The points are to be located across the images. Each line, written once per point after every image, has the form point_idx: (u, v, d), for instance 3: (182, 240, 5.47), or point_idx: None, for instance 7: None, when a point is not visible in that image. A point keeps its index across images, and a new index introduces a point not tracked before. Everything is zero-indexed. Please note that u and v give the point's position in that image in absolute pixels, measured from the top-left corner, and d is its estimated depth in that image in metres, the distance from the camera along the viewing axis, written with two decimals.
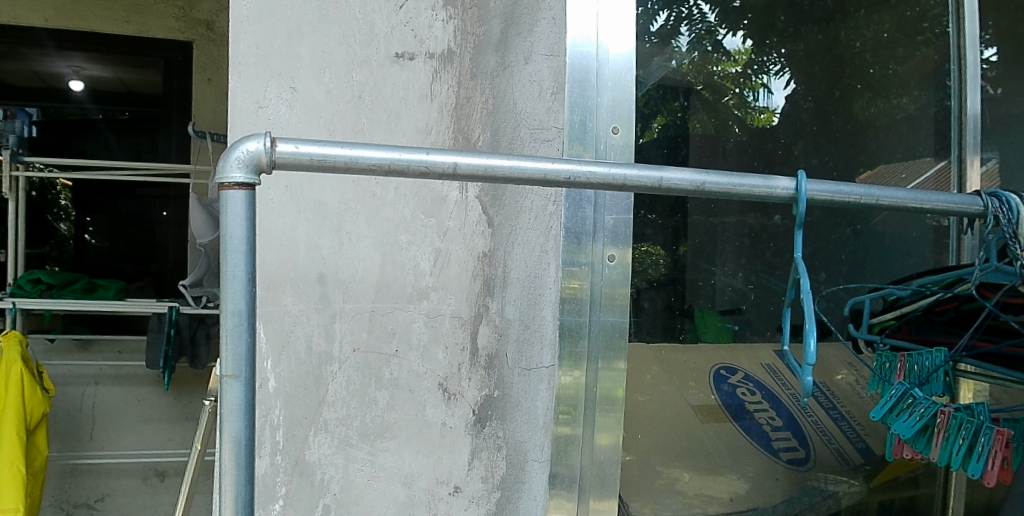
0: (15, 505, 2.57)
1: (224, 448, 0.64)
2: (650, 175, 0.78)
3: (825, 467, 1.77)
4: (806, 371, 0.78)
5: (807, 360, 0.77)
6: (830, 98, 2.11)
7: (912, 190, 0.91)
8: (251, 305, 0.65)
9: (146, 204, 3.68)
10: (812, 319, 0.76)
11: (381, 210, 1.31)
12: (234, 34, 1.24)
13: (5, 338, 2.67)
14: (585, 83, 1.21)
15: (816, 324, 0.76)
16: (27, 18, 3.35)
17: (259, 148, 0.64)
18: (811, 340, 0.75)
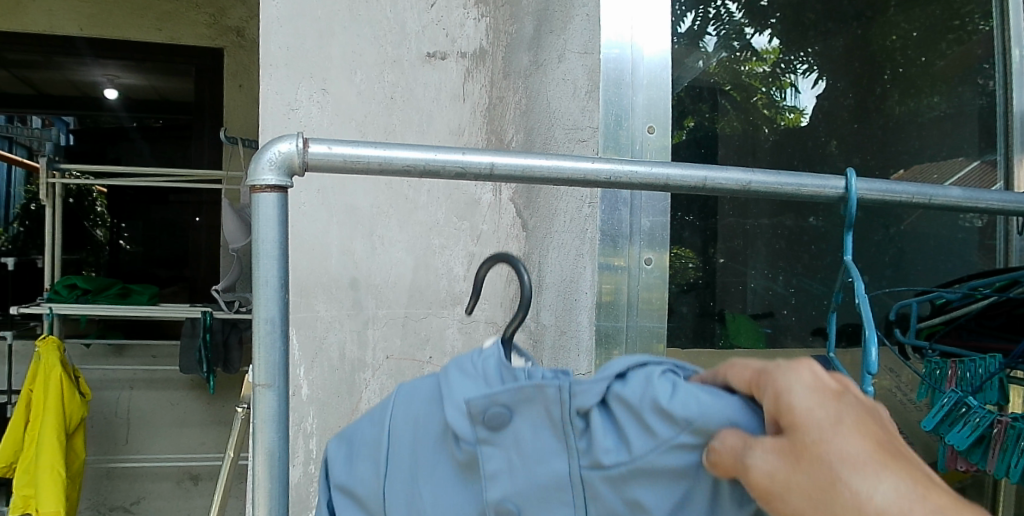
0: (56, 508, 2.62)
1: (258, 459, 0.62)
2: (694, 175, 0.75)
3: None
4: (866, 381, 0.74)
5: (867, 370, 0.72)
6: (871, 95, 1.97)
7: (966, 189, 0.86)
8: (285, 312, 0.62)
9: (180, 209, 3.74)
10: (870, 326, 0.72)
11: (414, 213, 1.29)
12: (265, 34, 1.23)
13: (44, 343, 2.71)
14: (620, 80, 1.18)
15: (875, 330, 0.72)
16: (63, 28, 3.42)
17: (291, 148, 0.61)
18: (869, 348, 0.71)
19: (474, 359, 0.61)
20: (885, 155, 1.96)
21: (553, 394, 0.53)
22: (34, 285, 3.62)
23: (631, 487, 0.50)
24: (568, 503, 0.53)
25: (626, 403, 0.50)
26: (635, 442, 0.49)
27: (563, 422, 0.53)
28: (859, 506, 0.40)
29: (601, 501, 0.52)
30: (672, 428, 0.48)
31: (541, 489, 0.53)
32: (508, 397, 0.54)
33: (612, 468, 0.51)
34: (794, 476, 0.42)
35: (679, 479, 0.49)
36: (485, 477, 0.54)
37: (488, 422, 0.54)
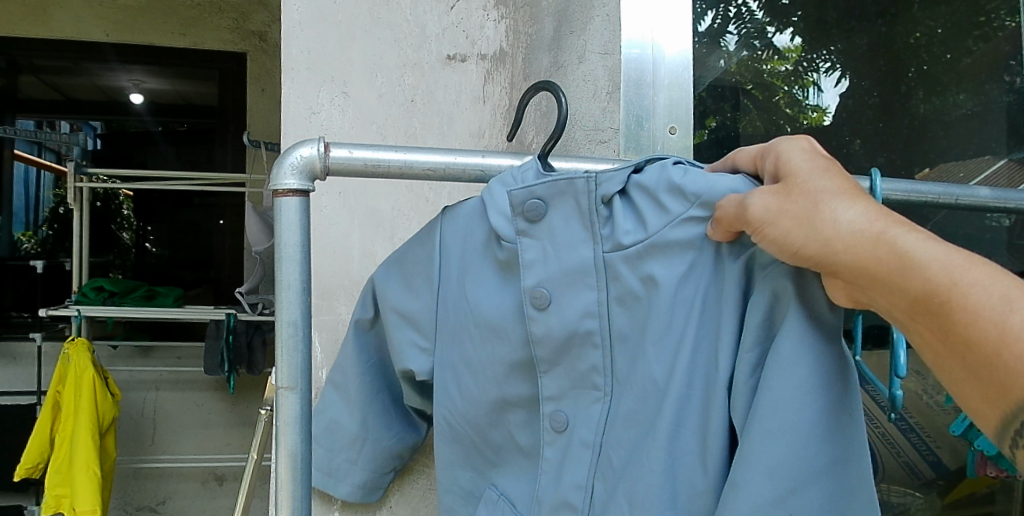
0: (92, 507, 2.68)
1: (281, 460, 0.62)
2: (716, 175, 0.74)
3: (893, 482, 1.62)
4: (894, 385, 0.72)
5: (896, 374, 0.70)
6: (894, 93, 1.93)
7: (992, 189, 0.84)
8: (307, 315, 0.63)
9: (205, 212, 3.82)
10: None
11: (434, 216, 1.29)
12: (286, 39, 1.25)
13: (73, 346, 2.78)
14: (640, 80, 1.16)
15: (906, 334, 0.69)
16: (90, 33, 3.52)
17: (313, 153, 0.62)
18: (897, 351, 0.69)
19: (514, 173, 0.76)
20: (910, 152, 1.93)
21: (581, 187, 0.72)
22: (62, 287, 3.69)
23: (642, 257, 0.69)
24: (591, 284, 0.72)
25: (645, 190, 0.70)
26: (649, 219, 0.69)
27: (591, 211, 0.72)
28: (832, 220, 0.55)
29: (619, 276, 0.71)
30: (681, 205, 0.67)
31: (567, 273, 0.72)
32: (544, 192, 0.74)
33: (630, 247, 0.70)
34: (786, 206, 0.57)
35: (686, 248, 0.67)
36: (524, 265, 0.74)
37: (527, 214, 0.74)
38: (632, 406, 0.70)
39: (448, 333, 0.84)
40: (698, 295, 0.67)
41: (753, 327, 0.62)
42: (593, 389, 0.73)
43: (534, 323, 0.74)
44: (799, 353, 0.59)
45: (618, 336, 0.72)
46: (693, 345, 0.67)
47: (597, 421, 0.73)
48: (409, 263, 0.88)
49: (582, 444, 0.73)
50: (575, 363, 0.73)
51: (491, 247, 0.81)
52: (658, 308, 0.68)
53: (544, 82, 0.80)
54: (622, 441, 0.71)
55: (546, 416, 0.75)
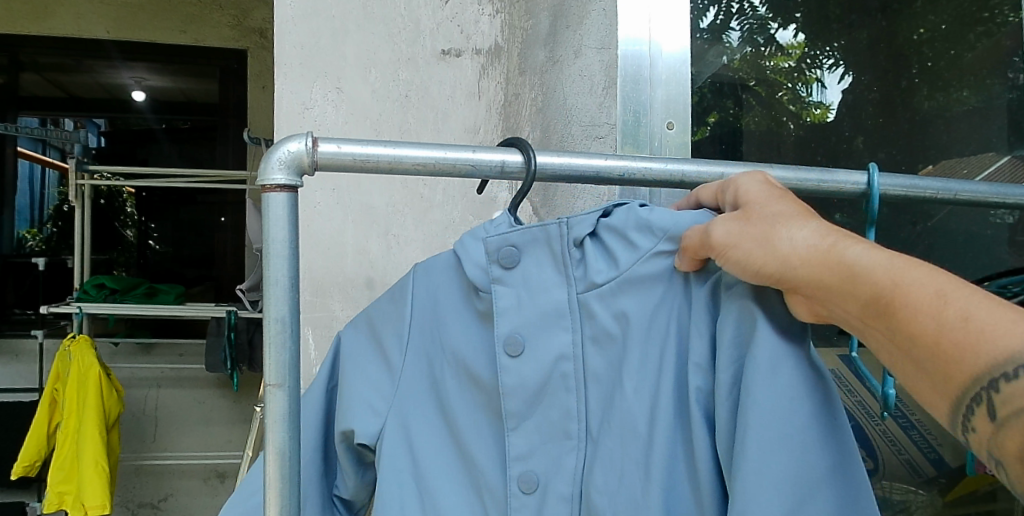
0: (100, 503, 2.70)
1: (268, 459, 0.61)
2: (710, 171, 0.74)
3: (893, 479, 1.60)
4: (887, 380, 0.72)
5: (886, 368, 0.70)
6: (895, 88, 1.95)
7: (993, 184, 0.83)
8: (295, 313, 0.62)
9: (208, 210, 3.85)
10: None
11: (429, 212, 1.28)
12: (279, 34, 1.25)
13: (75, 341, 2.81)
14: (638, 74, 1.14)
15: None
16: (92, 31, 3.51)
17: (301, 148, 0.61)
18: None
19: (487, 227, 0.74)
20: (912, 149, 1.93)
21: (555, 231, 0.70)
22: (64, 284, 3.70)
23: (617, 294, 0.67)
24: (565, 326, 0.69)
25: (614, 230, 0.69)
26: (621, 256, 0.67)
27: (564, 253, 0.70)
28: (790, 241, 0.54)
29: (593, 316, 0.68)
30: (649, 239, 0.66)
31: (543, 317, 0.69)
32: (518, 239, 0.71)
33: (603, 284, 0.68)
34: (743, 229, 0.56)
35: (655, 283, 0.66)
36: (497, 312, 0.70)
37: (503, 261, 0.71)
38: (617, 450, 0.65)
39: (412, 397, 0.76)
40: (670, 322, 0.65)
41: (726, 346, 0.59)
42: (566, 437, 0.68)
43: (506, 373, 0.69)
44: (774, 364, 0.56)
45: (592, 377, 0.68)
46: (666, 371, 0.64)
47: (572, 474, 0.67)
48: (382, 321, 0.79)
49: (560, 498, 0.67)
50: (550, 412, 0.69)
51: (462, 296, 0.77)
52: (634, 340, 0.66)
53: (511, 137, 0.69)
54: (606, 491, 0.64)
55: (514, 476, 0.69)
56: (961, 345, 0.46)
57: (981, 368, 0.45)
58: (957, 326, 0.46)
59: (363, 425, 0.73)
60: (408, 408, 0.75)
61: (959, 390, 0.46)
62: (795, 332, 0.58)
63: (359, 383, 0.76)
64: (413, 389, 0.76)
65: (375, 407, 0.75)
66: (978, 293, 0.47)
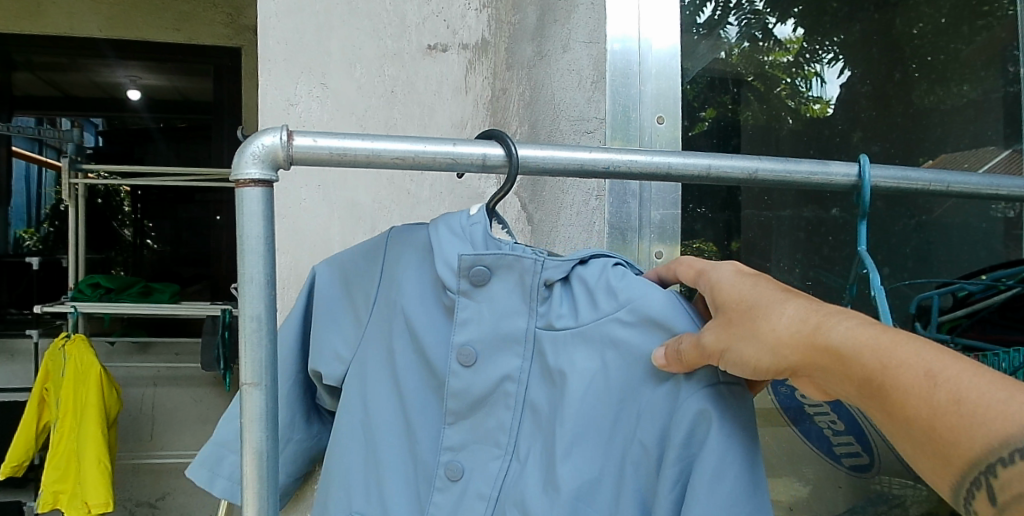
0: (103, 501, 2.73)
1: (246, 458, 0.61)
2: (695, 163, 0.73)
3: (892, 473, 1.40)
4: None
5: None
6: (890, 81, 1.95)
7: (986, 175, 0.82)
8: (271, 310, 0.61)
9: (203, 208, 3.81)
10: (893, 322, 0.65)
11: (415, 208, 1.28)
12: (262, 30, 1.22)
13: (71, 343, 2.80)
14: (628, 72, 1.14)
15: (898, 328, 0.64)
16: (83, 29, 3.47)
17: (275, 141, 0.60)
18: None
19: (461, 221, 0.74)
20: (907, 143, 1.92)
21: (529, 265, 0.69)
22: (60, 284, 3.74)
23: (571, 344, 0.66)
24: (517, 351, 0.69)
25: (585, 284, 0.68)
26: (584, 312, 0.67)
27: (532, 289, 0.69)
28: (773, 326, 0.53)
29: (546, 354, 0.68)
30: (613, 304, 0.66)
31: (501, 337, 0.69)
32: (491, 261, 0.70)
33: (560, 329, 0.67)
34: (730, 328, 0.56)
35: (610, 347, 0.65)
36: (457, 322, 0.70)
37: (472, 279, 0.70)
38: (540, 476, 0.65)
39: (373, 348, 0.80)
40: (617, 389, 0.64)
41: (675, 442, 0.59)
42: (493, 445, 0.69)
43: (455, 378, 0.70)
44: (721, 467, 0.57)
45: (533, 406, 0.68)
46: (615, 438, 0.64)
47: (494, 480, 0.67)
48: (356, 277, 0.84)
49: (476, 496, 0.68)
50: (485, 420, 0.69)
51: (432, 297, 0.77)
52: (574, 390, 0.65)
53: (492, 130, 0.70)
54: (523, 499, 0.65)
55: (442, 462, 0.70)
56: (954, 427, 0.47)
57: (978, 450, 0.46)
58: (949, 409, 0.47)
59: (330, 369, 0.82)
60: (367, 368, 0.79)
61: (959, 472, 0.47)
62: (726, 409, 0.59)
63: (332, 332, 0.84)
64: (373, 373, 0.79)
65: (339, 354, 0.83)
66: (962, 364, 0.48)
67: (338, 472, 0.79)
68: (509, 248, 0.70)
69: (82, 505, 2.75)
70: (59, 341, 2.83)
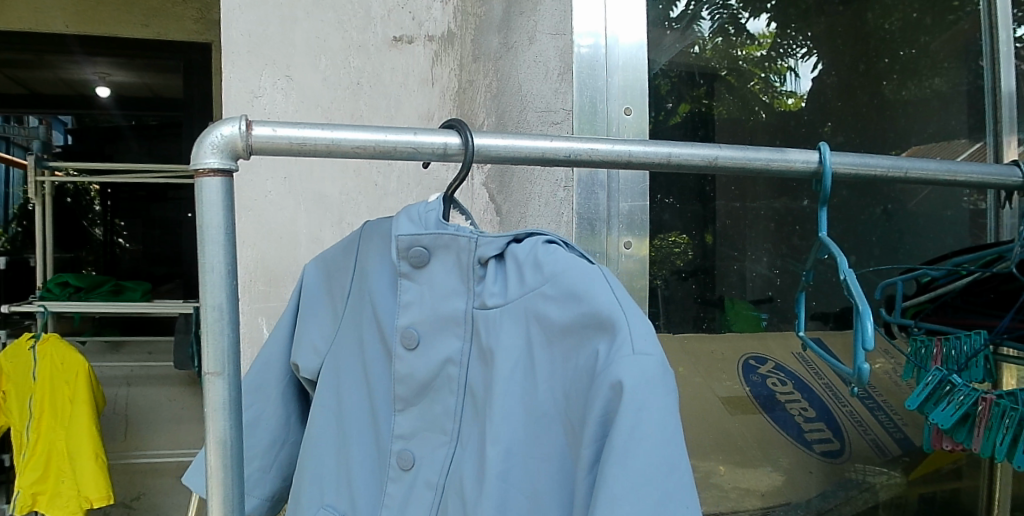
0: (99, 495, 2.75)
1: (209, 449, 0.61)
2: (656, 151, 0.74)
3: (862, 459, 1.58)
4: (858, 357, 0.66)
5: (863, 346, 0.65)
6: (855, 73, 2.00)
7: (943, 161, 0.85)
8: (232, 300, 0.61)
9: (175, 207, 3.76)
10: (863, 300, 0.65)
11: (383, 200, 1.28)
12: (226, 23, 1.20)
13: (46, 339, 2.75)
14: (594, 65, 1.14)
15: (869, 304, 0.64)
16: (50, 25, 3.35)
17: (234, 131, 0.60)
18: (866, 323, 0.64)
19: (420, 209, 0.72)
20: (871, 134, 1.97)
21: (464, 244, 0.68)
22: (27, 283, 3.68)
23: (501, 321, 0.66)
24: (458, 333, 0.69)
25: (516, 260, 0.67)
26: (513, 288, 0.66)
27: (467, 268, 0.68)
28: None
29: (481, 334, 0.67)
30: (539, 278, 0.64)
31: (441, 319, 0.69)
32: (430, 241, 0.69)
33: (492, 307, 0.67)
34: None
35: (536, 321, 0.64)
36: (400, 304, 0.70)
37: (411, 260, 0.70)
38: (472, 462, 0.66)
39: (347, 340, 0.80)
40: (543, 367, 0.64)
41: (594, 418, 0.57)
42: (441, 432, 0.70)
43: (400, 362, 0.71)
44: (627, 447, 0.54)
45: (472, 391, 0.68)
46: (541, 422, 0.64)
47: (441, 466, 0.69)
48: (334, 270, 0.84)
49: (426, 485, 0.70)
50: (433, 406, 0.70)
51: (391, 282, 0.77)
52: (502, 369, 0.64)
53: (452, 118, 0.70)
54: (459, 485, 0.66)
55: (395, 451, 0.72)
56: None
57: None
58: None
59: (306, 361, 0.83)
60: (342, 357, 0.80)
61: None
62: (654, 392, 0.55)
63: (312, 325, 0.84)
64: (347, 365, 0.79)
65: (314, 347, 0.83)
66: None
67: (312, 460, 0.79)
68: (447, 227, 0.69)
69: (66, 504, 2.74)
70: (28, 341, 2.77)
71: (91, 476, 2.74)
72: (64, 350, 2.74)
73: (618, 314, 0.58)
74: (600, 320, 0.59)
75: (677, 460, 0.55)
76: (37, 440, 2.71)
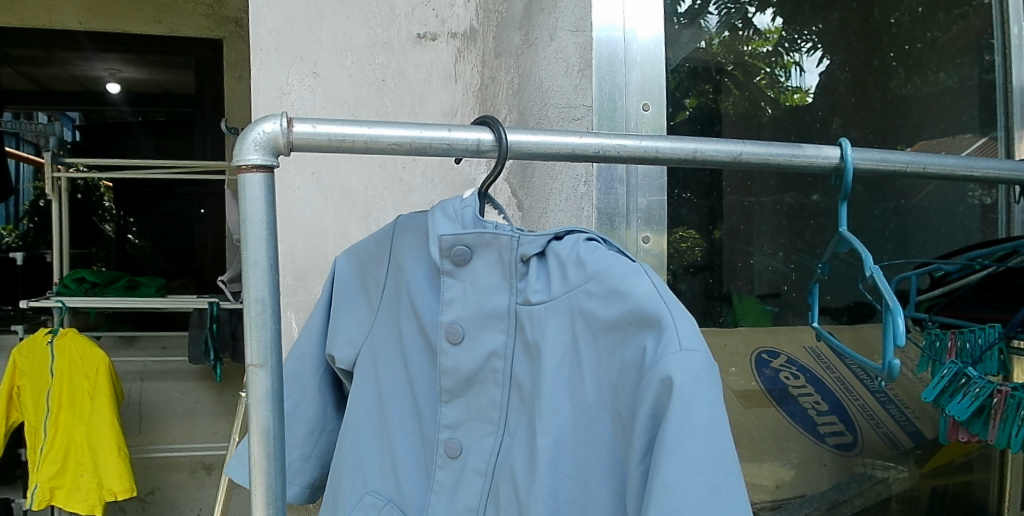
0: (122, 488, 2.80)
1: (253, 439, 0.63)
2: (683, 147, 0.76)
3: (874, 454, 1.58)
4: (890, 354, 0.69)
5: (895, 342, 0.67)
6: (868, 69, 2.00)
7: (961, 156, 0.86)
8: (275, 292, 0.63)
9: (185, 203, 3.80)
10: (892, 294, 0.67)
11: (408, 196, 1.28)
12: (253, 20, 1.24)
13: (65, 335, 2.79)
14: (613, 60, 1.17)
15: (898, 299, 0.66)
16: (63, 21, 3.43)
17: (276, 128, 0.62)
18: (897, 319, 0.66)
19: (455, 205, 0.76)
20: (886, 130, 1.97)
21: (505, 242, 0.70)
22: (43, 279, 3.66)
23: (546, 317, 0.68)
24: (501, 327, 0.71)
25: (559, 258, 0.69)
26: (557, 285, 0.68)
27: (510, 265, 0.70)
28: None
29: (526, 329, 0.69)
30: (583, 276, 0.67)
31: (484, 315, 0.71)
32: (472, 240, 0.71)
33: (536, 303, 0.69)
34: None
35: (580, 316, 0.67)
36: (444, 301, 0.72)
37: (454, 258, 0.72)
38: (523, 451, 0.68)
39: (382, 333, 0.83)
40: (588, 361, 0.66)
41: (643, 413, 0.59)
42: (487, 422, 0.72)
43: (445, 356, 0.72)
44: (679, 439, 0.56)
45: (518, 383, 0.71)
46: (589, 413, 0.66)
47: (488, 454, 0.71)
48: (367, 263, 0.87)
49: (474, 472, 0.71)
50: (479, 397, 0.72)
51: (428, 278, 0.79)
52: (549, 363, 0.67)
53: (484, 115, 0.71)
54: (511, 473, 0.68)
55: (441, 440, 0.74)
56: None
57: None
58: None
59: (343, 352, 0.86)
60: (377, 349, 0.83)
61: None
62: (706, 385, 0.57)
63: (345, 318, 0.87)
64: (384, 357, 0.82)
65: (350, 339, 0.86)
66: None
67: (352, 447, 0.82)
68: (488, 226, 0.71)
69: (85, 498, 2.77)
70: (45, 336, 2.79)
71: (113, 469, 2.79)
72: (85, 346, 2.80)
73: (663, 310, 0.60)
74: (645, 316, 0.61)
75: (727, 450, 0.58)
76: (58, 435, 2.75)
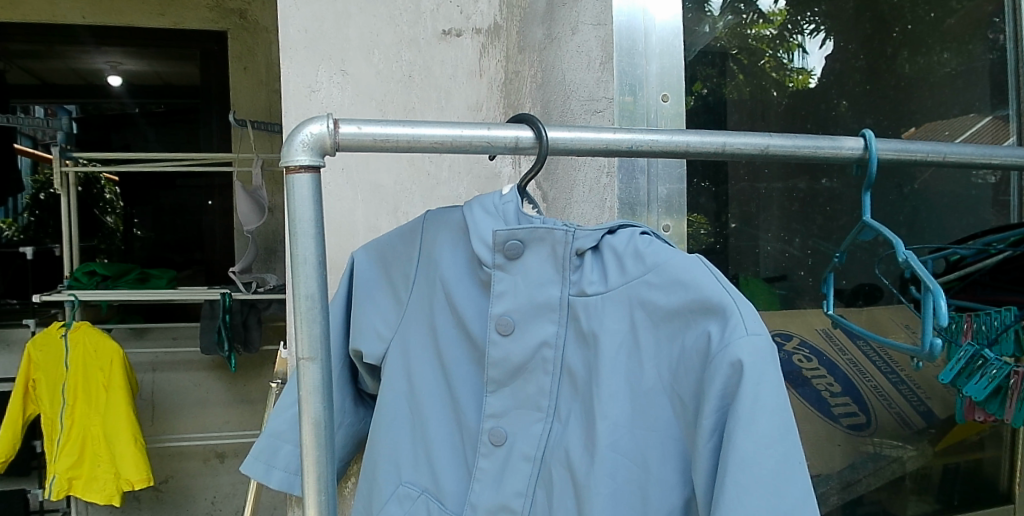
0: (139, 477, 2.83)
1: (305, 429, 0.65)
2: (713, 141, 0.77)
3: (886, 434, 1.62)
4: (927, 336, 0.72)
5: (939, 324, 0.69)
6: (882, 56, 2.01)
7: (980, 145, 0.87)
8: (322, 288, 0.65)
9: (189, 194, 3.81)
10: (932, 279, 0.69)
11: (436, 189, 1.31)
12: (282, 18, 1.25)
13: (78, 327, 2.81)
14: (633, 48, 1.17)
15: (939, 283, 0.69)
16: (68, 17, 3.49)
17: (323, 130, 0.64)
18: (940, 301, 0.68)
19: (495, 200, 0.80)
20: (897, 113, 1.99)
21: (560, 237, 0.73)
22: (53, 273, 3.67)
23: (602, 307, 0.71)
24: (553, 318, 0.73)
25: (614, 251, 0.72)
26: (614, 277, 0.71)
27: (564, 259, 0.73)
28: None
29: (581, 319, 0.72)
30: (641, 268, 0.69)
31: (535, 306, 0.74)
32: (525, 235, 0.74)
33: (592, 294, 0.72)
34: None
35: (637, 306, 0.69)
36: (494, 294, 0.75)
37: (507, 253, 0.75)
38: (579, 436, 0.71)
39: (415, 325, 0.85)
40: (644, 348, 0.69)
41: (711, 397, 0.61)
42: (535, 409, 0.74)
43: (495, 347, 0.75)
44: (751, 417, 0.59)
45: (570, 371, 0.73)
46: (647, 398, 0.68)
47: (537, 441, 0.74)
48: (392, 257, 0.90)
49: (522, 458, 0.74)
50: (527, 385, 0.75)
51: (467, 270, 0.82)
52: (608, 352, 0.69)
53: (521, 113, 0.73)
54: (567, 456, 0.71)
55: (486, 428, 0.76)
56: None
57: None
58: None
59: (370, 347, 0.88)
60: (409, 342, 0.85)
61: None
62: (771, 369, 0.60)
63: (371, 310, 0.90)
64: (419, 350, 0.84)
65: (378, 333, 0.89)
66: None
67: (388, 437, 0.85)
68: (540, 222, 0.74)
69: (103, 487, 2.81)
70: (60, 329, 2.82)
71: (130, 459, 2.82)
72: (98, 337, 2.81)
73: (727, 299, 0.63)
74: (708, 305, 0.63)
75: (789, 428, 0.61)
76: (75, 426, 2.78)
